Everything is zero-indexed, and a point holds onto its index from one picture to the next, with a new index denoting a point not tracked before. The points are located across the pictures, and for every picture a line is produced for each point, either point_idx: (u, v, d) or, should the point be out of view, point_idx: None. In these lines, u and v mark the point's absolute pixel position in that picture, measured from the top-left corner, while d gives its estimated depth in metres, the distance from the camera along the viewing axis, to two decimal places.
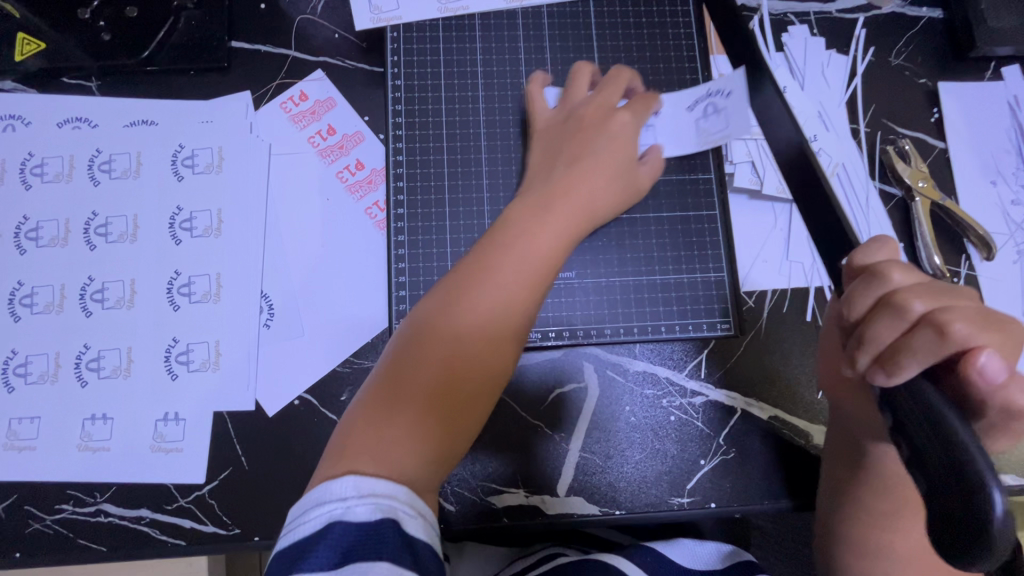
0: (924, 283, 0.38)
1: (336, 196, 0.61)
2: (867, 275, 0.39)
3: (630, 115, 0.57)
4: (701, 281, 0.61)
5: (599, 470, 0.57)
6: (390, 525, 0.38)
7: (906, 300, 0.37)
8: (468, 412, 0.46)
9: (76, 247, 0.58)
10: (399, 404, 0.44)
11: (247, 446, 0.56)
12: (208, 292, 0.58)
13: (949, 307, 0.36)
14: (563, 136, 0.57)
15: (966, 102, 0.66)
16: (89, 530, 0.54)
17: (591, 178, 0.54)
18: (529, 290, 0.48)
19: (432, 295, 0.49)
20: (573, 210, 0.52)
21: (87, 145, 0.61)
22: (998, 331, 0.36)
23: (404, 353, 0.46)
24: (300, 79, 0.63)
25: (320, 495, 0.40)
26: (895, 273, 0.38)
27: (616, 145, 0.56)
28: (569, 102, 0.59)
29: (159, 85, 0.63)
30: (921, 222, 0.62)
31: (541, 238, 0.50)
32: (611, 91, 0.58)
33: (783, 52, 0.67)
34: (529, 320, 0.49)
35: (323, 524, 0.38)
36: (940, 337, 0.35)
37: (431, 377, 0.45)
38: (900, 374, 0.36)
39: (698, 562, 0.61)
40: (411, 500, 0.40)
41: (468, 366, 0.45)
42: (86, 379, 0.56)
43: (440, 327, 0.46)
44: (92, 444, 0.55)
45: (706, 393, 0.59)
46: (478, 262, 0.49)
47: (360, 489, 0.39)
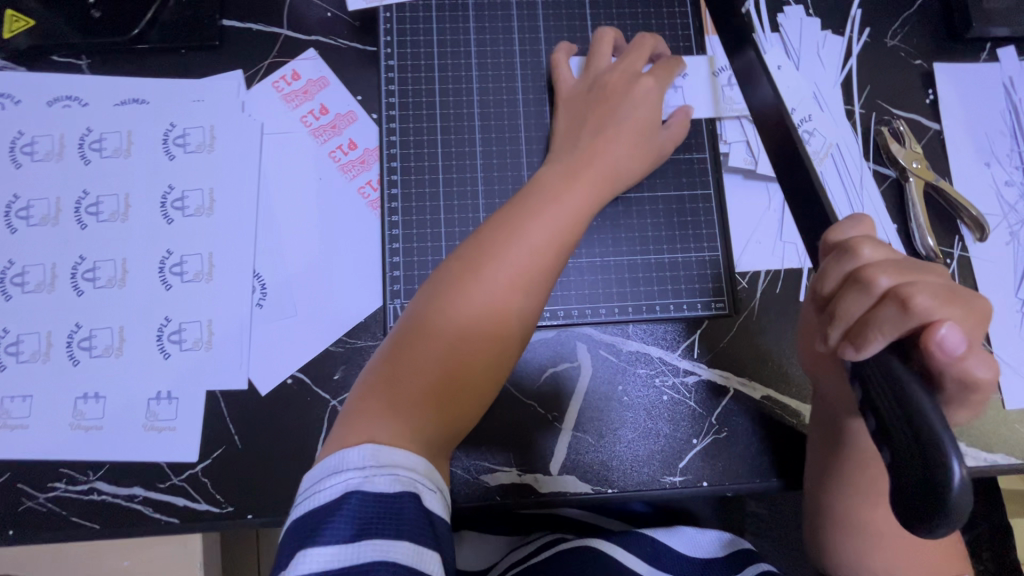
0: (894, 259, 0.39)
1: (329, 175, 0.61)
2: (839, 250, 0.40)
3: (654, 82, 0.57)
4: (694, 261, 0.61)
5: (591, 449, 0.57)
6: (410, 497, 0.39)
7: (873, 275, 0.37)
8: (485, 379, 0.46)
9: (67, 226, 0.58)
10: (416, 370, 0.44)
11: (240, 425, 0.56)
12: (200, 272, 0.58)
13: (914, 281, 0.37)
14: (587, 105, 0.57)
15: (961, 83, 0.66)
16: (83, 508, 0.54)
17: (616, 147, 0.54)
18: (525, 286, 0.47)
19: (447, 266, 0.49)
20: (574, 206, 0.51)
21: (77, 124, 0.60)
22: (963, 305, 0.36)
23: (422, 320, 0.46)
24: (292, 58, 0.63)
25: (338, 463, 0.40)
26: (865, 248, 0.39)
27: (644, 111, 0.56)
28: (593, 69, 0.59)
29: (150, 63, 0.62)
30: (914, 202, 0.62)
31: (538, 232, 0.49)
32: (636, 58, 0.58)
33: (778, 33, 0.67)
34: (525, 318, 0.48)
35: (340, 493, 0.38)
36: (902, 311, 0.35)
37: (449, 346, 0.45)
38: (867, 348, 0.36)
39: (698, 550, 0.61)
40: (428, 472, 0.41)
41: (467, 355, 0.45)
42: (78, 358, 0.56)
43: (433, 319, 0.46)
44: (85, 423, 0.55)
45: (699, 372, 0.59)
46: (473, 255, 0.48)
47: (379, 458, 0.40)
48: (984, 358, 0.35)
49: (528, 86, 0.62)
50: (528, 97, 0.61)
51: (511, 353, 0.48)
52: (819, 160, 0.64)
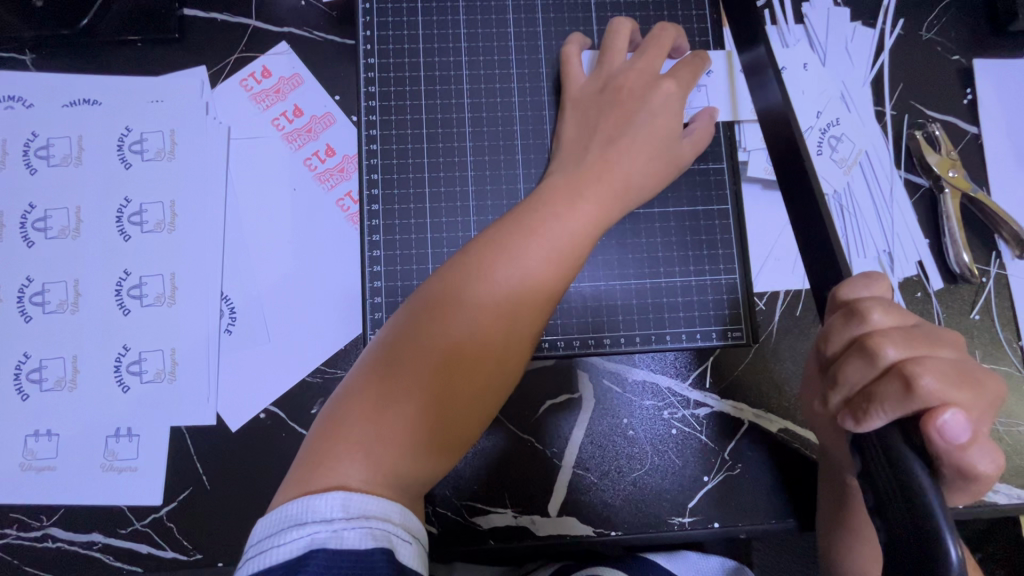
0: (905, 327, 0.36)
1: (304, 187, 0.55)
2: (845, 312, 0.37)
3: (675, 85, 0.50)
4: (711, 285, 0.54)
5: (593, 488, 0.53)
6: (384, 554, 0.33)
7: (879, 344, 0.35)
8: (477, 414, 0.40)
9: (12, 244, 0.52)
10: (397, 401, 0.38)
11: (208, 465, 0.51)
12: (162, 294, 0.52)
13: (922, 357, 0.34)
14: (600, 111, 0.50)
15: (1001, 82, 0.60)
16: (36, 556, 0.49)
17: (630, 159, 0.47)
18: (514, 318, 0.41)
19: (439, 279, 0.42)
20: (575, 225, 0.44)
21: (21, 128, 0.54)
22: (972, 388, 0.33)
23: (406, 342, 0.40)
24: (261, 52, 0.56)
25: (301, 513, 0.34)
26: (874, 313, 0.36)
27: (660, 120, 0.49)
28: (606, 66, 0.51)
29: (101, 59, 0.56)
30: (950, 216, 0.56)
31: (532, 254, 0.42)
32: (654, 56, 0.51)
33: (802, 25, 0.60)
34: (513, 354, 0.41)
35: (303, 550, 0.33)
36: (906, 391, 0.33)
37: (437, 374, 0.39)
38: (868, 422, 0.34)
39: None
40: (404, 521, 0.36)
41: (459, 386, 0.39)
42: (27, 392, 0.50)
43: (408, 350, 0.40)
44: (36, 463, 0.50)
45: (711, 404, 0.54)
46: (456, 276, 0.42)
47: (349, 509, 0.34)
48: (990, 449, 0.32)
49: (525, 86, 0.55)
50: (525, 100, 0.55)
51: (497, 394, 0.41)
52: (846, 169, 0.58)
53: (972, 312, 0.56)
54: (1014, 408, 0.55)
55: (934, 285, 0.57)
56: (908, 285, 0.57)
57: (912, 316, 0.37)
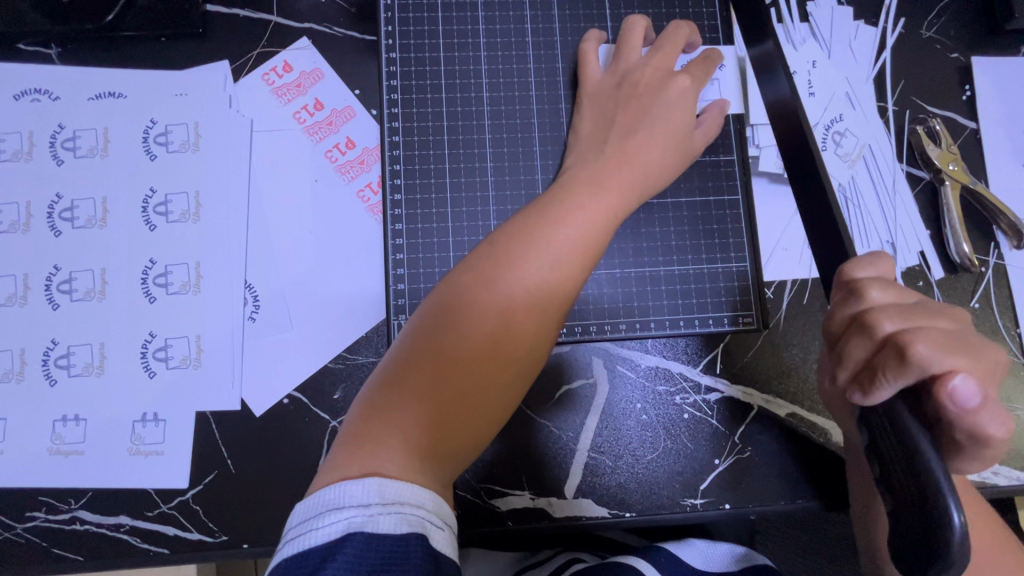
0: (903, 303, 0.37)
1: (326, 178, 0.56)
2: (848, 287, 0.39)
3: (690, 79, 0.52)
4: (721, 272, 0.56)
5: (609, 471, 0.54)
6: (418, 538, 0.35)
7: (879, 318, 0.36)
8: (501, 397, 0.42)
9: (40, 234, 0.53)
10: (426, 389, 0.40)
11: (233, 448, 0.52)
12: (187, 282, 0.54)
13: (920, 327, 0.35)
14: (617, 105, 0.51)
15: (999, 79, 0.62)
16: (65, 538, 0.50)
17: (646, 152, 0.49)
18: (539, 306, 0.43)
19: (463, 270, 0.44)
20: (597, 216, 0.46)
21: (47, 120, 0.55)
22: (970, 355, 0.34)
23: (435, 332, 0.42)
24: (283, 47, 0.57)
25: (337, 498, 0.35)
26: (872, 290, 0.38)
27: (675, 113, 0.50)
28: (622, 61, 0.53)
29: (125, 54, 0.57)
30: (950, 207, 0.58)
31: (557, 243, 0.44)
32: (668, 53, 0.53)
33: (807, 23, 0.62)
34: (539, 339, 0.43)
35: (340, 533, 0.34)
36: (903, 360, 0.34)
37: (464, 361, 0.41)
38: (875, 393, 0.35)
39: (711, 564, 0.59)
40: (437, 508, 0.37)
41: (486, 372, 0.41)
42: (55, 377, 0.52)
43: (436, 339, 0.41)
44: (64, 447, 0.51)
45: (721, 389, 0.56)
46: (484, 265, 0.43)
47: (385, 495, 0.35)
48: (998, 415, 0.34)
49: (540, 81, 0.56)
50: (542, 94, 0.56)
51: (522, 379, 0.43)
52: (851, 163, 0.60)
53: (972, 300, 0.59)
54: (1013, 393, 0.57)
55: (935, 275, 0.59)
56: (910, 274, 0.59)
57: (914, 295, 0.38)
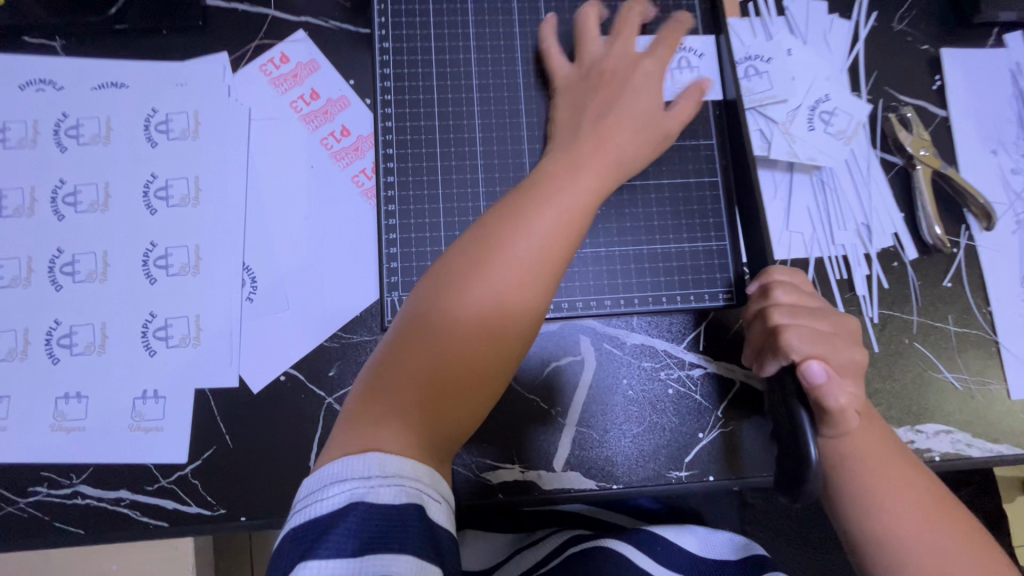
0: (797, 304, 0.49)
1: (322, 163, 0.58)
2: (760, 288, 0.51)
3: (655, 65, 0.55)
4: (703, 251, 0.58)
5: (596, 445, 0.56)
6: (415, 510, 0.36)
7: (771, 312, 0.48)
8: (494, 375, 0.44)
9: (43, 218, 0.55)
10: (421, 369, 0.42)
11: (231, 424, 0.53)
12: (187, 264, 0.55)
13: (800, 322, 0.48)
14: (586, 91, 0.54)
15: (967, 69, 0.65)
16: (66, 512, 0.51)
17: (621, 134, 0.51)
18: (528, 287, 0.44)
19: (453, 255, 0.46)
20: (579, 199, 0.48)
21: (51, 109, 0.57)
22: (829, 347, 0.47)
23: (427, 314, 0.43)
24: (280, 40, 0.60)
25: (340, 471, 0.37)
26: (776, 291, 0.49)
27: (643, 97, 0.53)
28: (587, 50, 0.56)
29: (127, 46, 0.59)
30: (923, 192, 0.61)
31: (543, 227, 0.46)
32: (626, 37, 0.56)
33: (784, 16, 0.65)
34: (530, 318, 0.45)
35: (342, 504, 0.36)
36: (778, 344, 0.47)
37: (457, 340, 0.42)
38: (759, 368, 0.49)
39: (710, 550, 0.60)
40: (435, 483, 0.39)
41: (478, 351, 0.43)
42: (58, 356, 0.53)
43: (429, 322, 0.43)
44: (66, 424, 0.52)
45: (705, 365, 0.58)
46: (472, 252, 0.45)
47: (385, 468, 0.37)
48: (844, 393, 0.45)
49: (528, 69, 0.59)
50: (528, 82, 0.59)
51: (514, 357, 0.45)
52: (847, 140, 0.61)
53: (944, 280, 0.61)
54: (985, 369, 0.60)
55: (909, 256, 0.61)
56: (885, 254, 0.61)
57: (812, 300, 0.50)
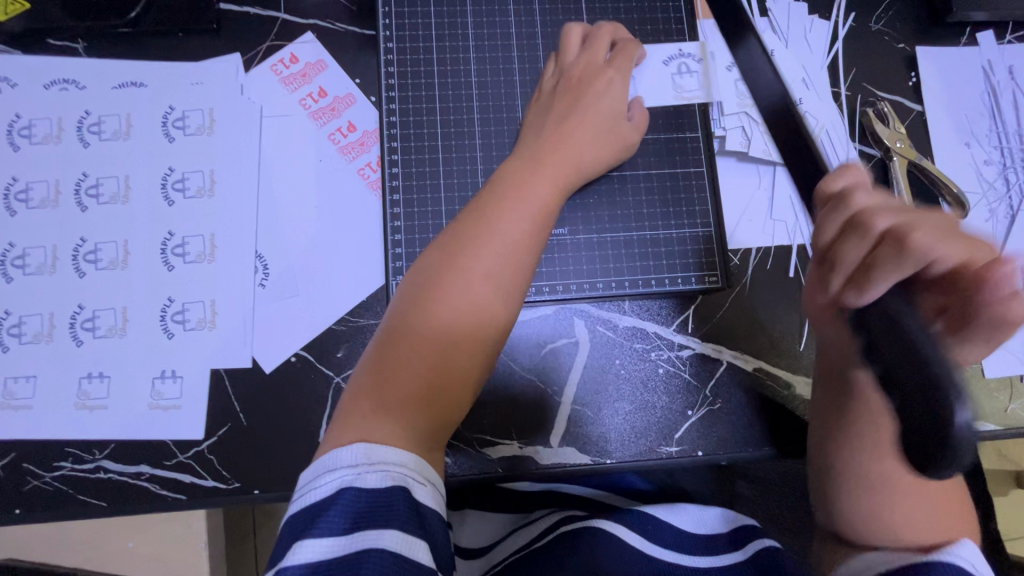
0: (889, 209, 0.42)
1: (329, 157, 0.61)
2: (835, 199, 0.45)
3: (615, 74, 0.60)
4: (688, 236, 0.62)
5: (591, 422, 0.59)
6: (401, 492, 0.39)
7: (870, 218, 0.41)
8: (472, 363, 0.47)
9: (67, 209, 0.58)
10: (402, 363, 0.45)
11: (245, 403, 0.57)
12: (202, 253, 0.59)
13: (908, 221, 0.40)
14: (553, 98, 0.59)
15: (941, 66, 0.68)
16: (90, 486, 0.54)
17: (578, 136, 0.56)
18: (496, 279, 0.48)
19: (426, 258, 0.50)
20: (541, 196, 0.52)
21: (75, 107, 0.60)
22: (964, 240, 0.39)
23: (404, 315, 0.47)
24: (290, 41, 0.63)
25: (331, 461, 0.41)
26: (856, 197, 0.44)
27: (604, 103, 0.59)
28: (562, 61, 0.61)
29: (146, 47, 0.62)
30: (899, 181, 0.64)
31: (508, 224, 0.50)
32: (597, 48, 0.61)
33: (767, 17, 0.68)
34: (501, 308, 0.48)
35: (334, 489, 0.39)
36: (900, 250, 0.39)
37: (435, 333, 0.46)
38: (870, 289, 0.39)
39: (701, 526, 0.63)
40: (419, 467, 0.42)
41: (455, 342, 0.46)
42: (82, 339, 0.56)
43: (407, 321, 0.47)
44: (89, 403, 0.55)
45: (693, 346, 0.61)
46: (443, 254, 0.49)
47: (371, 455, 0.40)
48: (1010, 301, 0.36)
49: (524, 68, 0.63)
50: (524, 79, 0.63)
51: (490, 345, 0.48)
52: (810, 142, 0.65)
53: None
54: None
55: None
56: None
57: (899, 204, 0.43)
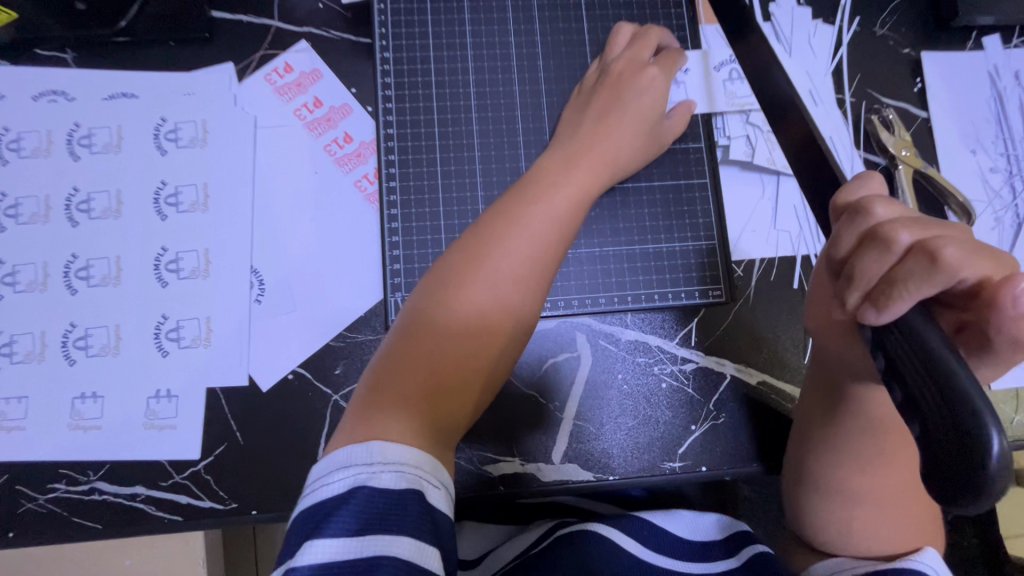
0: (908, 218, 0.36)
1: (326, 169, 0.60)
2: (853, 210, 0.38)
3: (658, 71, 0.58)
4: (691, 250, 0.61)
5: (593, 437, 0.58)
6: (414, 494, 0.38)
7: (893, 231, 0.34)
8: (491, 365, 0.46)
9: (58, 224, 0.57)
10: (422, 360, 0.44)
11: (242, 422, 0.56)
12: (197, 268, 0.57)
13: (938, 235, 0.34)
14: (593, 95, 0.58)
15: (947, 71, 0.67)
16: (85, 508, 0.53)
17: (616, 136, 0.55)
18: (522, 279, 0.47)
19: (451, 252, 0.49)
20: (568, 196, 0.51)
21: (64, 119, 0.59)
22: (994, 258, 0.33)
23: (427, 309, 0.46)
24: (284, 50, 0.62)
25: (346, 457, 0.39)
26: (877, 207, 0.37)
27: (645, 100, 0.57)
28: (605, 56, 0.60)
29: (137, 57, 0.61)
30: (904, 189, 0.62)
31: (535, 222, 0.49)
32: (643, 47, 0.59)
33: (770, 22, 0.67)
34: (523, 309, 0.48)
35: (347, 487, 0.38)
36: (932, 263, 0.32)
37: (456, 331, 0.45)
38: (890, 308, 0.33)
39: (695, 531, 0.61)
40: (434, 469, 0.40)
41: (477, 341, 0.46)
42: (74, 358, 0.55)
43: (430, 318, 0.46)
44: (83, 423, 0.54)
45: (696, 359, 0.60)
46: (469, 248, 0.48)
47: (387, 454, 0.39)
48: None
49: (523, 77, 0.62)
50: (524, 89, 0.61)
51: (509, 348, 0.48)
52: None
53: None
54: None
55: None
56: None
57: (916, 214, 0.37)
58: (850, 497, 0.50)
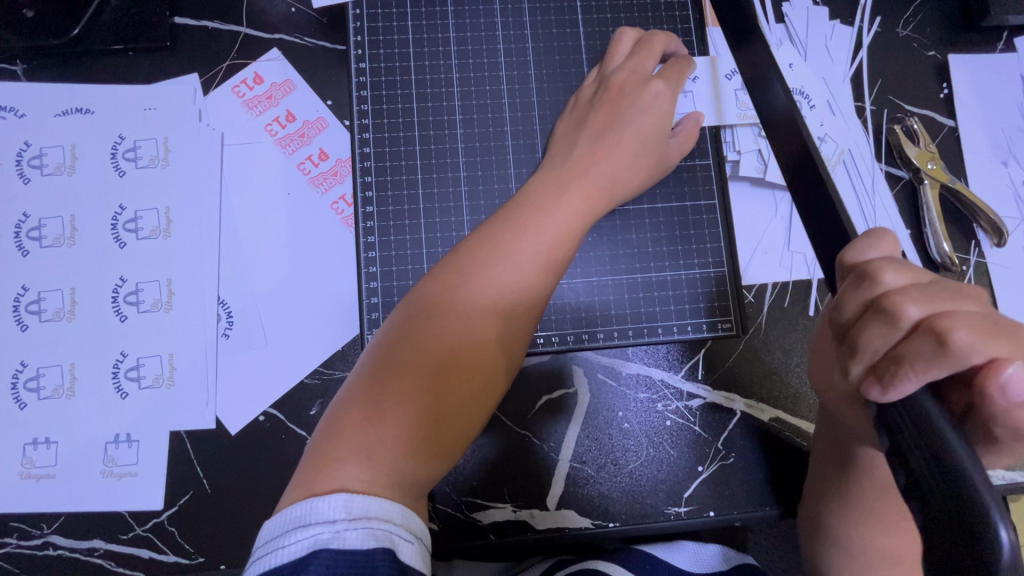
0: (922, 284, 0.30)
1: (299, 190, 0.55)
2: (857, 273, 0.32)
3: (665, 84, 0.52)
4: (699, 277, 0.56)
5: (589, 481, 0.53)
6: (385, 554, 0.33)
7: (899, 303, 0.29)
8: (472, 407, 0.41)
9: (7, 254, 0.52)
10: (392, 399, 0.39)
11: (210, 467, 0.51)
12: (159, 300, 0.53)
13: (950, 311, 0.28)
14: (591, 108, 0.53)
15: (975, 76, 0.62)
16: (38, 564, 0.49)
17: (614, 156, 0.50)
18: (506, 312, 0.43)
19: (429, 278, 0.44)
20: (561, 221, 0.46)
21: (14, 138, 0.54)
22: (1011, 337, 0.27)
23: (400, 345, 0.41)
24: (253, 59, 0.57)
25: (303, 516, 0.34)
26: (887, 273, 0.31)
27: (648, 118, 0.51)
28: (604, 67, 0.55)
29: (93, 68, 0.56)
30: (930, 207, 0.57)
31: (523, 247, 0.44)
32: (645, 58, 0.53)
33: (783, 24, 0.62)
34: (508, 345, 0.43)
35: (307, 550, 0.33)
36: (939, 346, 0.27)
37: (431, 367, 0.40)
38: (897, 389, 0.27)
39: (701, 565, 0.56)
40: (406, 522, 0.36)
41: (457, 380, 0.40)
42: (25, 401, 0.51)
43: (404, 354, 0.40)
44: (35, 471, 0.50)
45: (703, 395, 0.55)
46: (448, 275, 0.43)
47: (352, 510, 0.34)
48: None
49: (513, 88, 0.57)
50: (514, 101, 0.56)
51: (494, 388, 0.42)
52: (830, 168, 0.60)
53: None
54: None
55: None
56: None
57: (933, 275, 0.32)
58: (864, 552, 0.47)
